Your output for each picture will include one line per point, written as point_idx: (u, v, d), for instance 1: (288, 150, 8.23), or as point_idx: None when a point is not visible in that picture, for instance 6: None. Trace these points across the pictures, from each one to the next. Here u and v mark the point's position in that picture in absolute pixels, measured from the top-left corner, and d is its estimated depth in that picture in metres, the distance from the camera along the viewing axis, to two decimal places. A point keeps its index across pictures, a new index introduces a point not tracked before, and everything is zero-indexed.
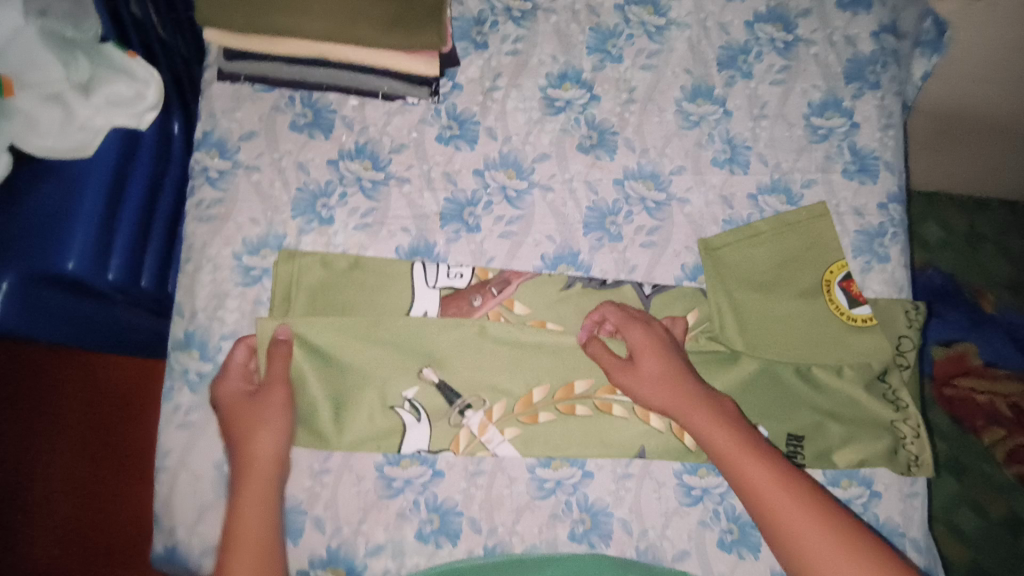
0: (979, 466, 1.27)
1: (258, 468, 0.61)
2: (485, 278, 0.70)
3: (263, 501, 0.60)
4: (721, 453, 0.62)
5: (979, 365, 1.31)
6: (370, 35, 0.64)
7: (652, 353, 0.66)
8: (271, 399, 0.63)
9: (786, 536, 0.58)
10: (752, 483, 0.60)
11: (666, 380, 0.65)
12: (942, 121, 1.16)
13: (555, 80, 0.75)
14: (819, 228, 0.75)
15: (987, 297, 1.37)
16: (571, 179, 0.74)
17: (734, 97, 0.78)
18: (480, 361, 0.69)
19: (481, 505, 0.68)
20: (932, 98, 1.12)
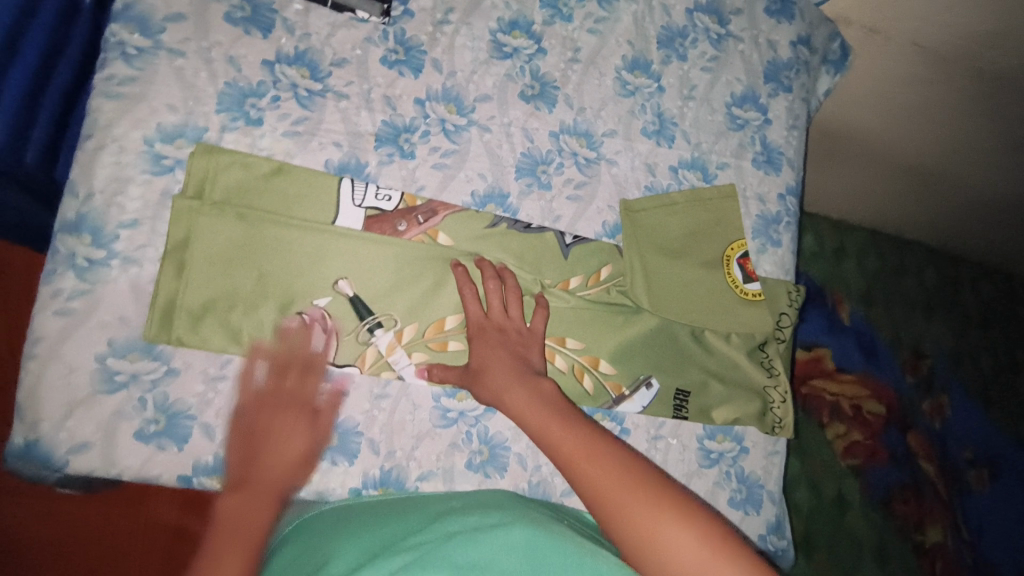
0: (820, 451, 1.46)
1: (270, 471, 0.60)
2: (412, 205, 0.70)
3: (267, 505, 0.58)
4: (535, 429, 0.60)
5: (831, 367, 1.51)
6: None
7: (483, 344, 0.66)
8: (298, 416, 0.63)
9: (619, 511, 0.50)
10: (571, 456, 0.56)
11: (494, 364, 0.65)
12: (832, 138, 1.31)
13: (505, 26, 0.77)
14: (726, 207, 0.82)
15: (843, 307, 1.57)
16: (509, 124, 0.75)
17: (667, 76, 0.83)
18: (397, 284, 0.69)
19: (382, 428, 0.69)
20: (825, 116, 1.25)
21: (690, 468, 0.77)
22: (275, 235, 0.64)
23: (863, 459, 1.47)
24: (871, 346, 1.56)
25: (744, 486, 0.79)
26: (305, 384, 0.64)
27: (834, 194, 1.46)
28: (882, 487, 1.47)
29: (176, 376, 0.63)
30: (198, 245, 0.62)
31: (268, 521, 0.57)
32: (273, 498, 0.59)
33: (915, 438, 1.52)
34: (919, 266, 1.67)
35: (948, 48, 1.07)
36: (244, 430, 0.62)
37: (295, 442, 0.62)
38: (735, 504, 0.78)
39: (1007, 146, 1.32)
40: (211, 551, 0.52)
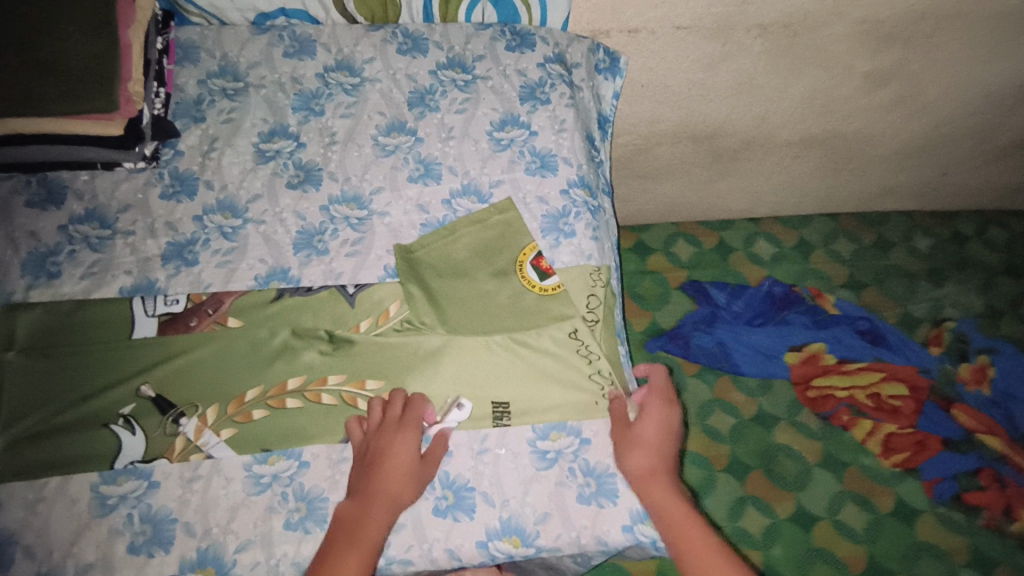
0: (856, 459, 1.30)
1: (386, 495, 0.67)
2: (199, 301, 0.79)
3: (380, 527, 0.65)
4: (660, 508, 0.67)
5: (834, 362, 1.35)
6: (40, 104, 0.78)
7: (654, 414, 0.74)
8: (409, 447, 0.70)
9: None
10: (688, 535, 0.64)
11: (653, 444, 0.71)
12: (710, 141, 1.34)
13: (265, 137, 0.89)
14: (508, 219, 0.86)
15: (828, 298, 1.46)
16: (281, 211, 0.85)
17: (424, 127, 0.92)
18: (195, 373, 0.76)
19: (196, 509, 0.70)
20: (686, 122, 1.28)
21: (526, 475, 0.73)
22: (86, 359, 0.75)
23: (909, 454, 1.28)
24: (873, 330, 1.40)
25: (593, 478, 0.73)
26: (409, 413, 0.73)
27: (753, 185, 1.48)
28: (947, 479, 1.25)
29: (1, 508, 0.68)
30: (14, 385, 0.73)
31: (383, 531, 0.65)
32: (390, 514, 0.66)
33: (962, 412, 1.30)
34: (903, 237, 1.58)
35: (712, 21, 1.06)
36: (374, 458, 0.69)
37: (406, 462, 0.69)
38: (584, 499, 0.72)
39: (865, 82, 1.24)
40: (340, 560, 0.62)
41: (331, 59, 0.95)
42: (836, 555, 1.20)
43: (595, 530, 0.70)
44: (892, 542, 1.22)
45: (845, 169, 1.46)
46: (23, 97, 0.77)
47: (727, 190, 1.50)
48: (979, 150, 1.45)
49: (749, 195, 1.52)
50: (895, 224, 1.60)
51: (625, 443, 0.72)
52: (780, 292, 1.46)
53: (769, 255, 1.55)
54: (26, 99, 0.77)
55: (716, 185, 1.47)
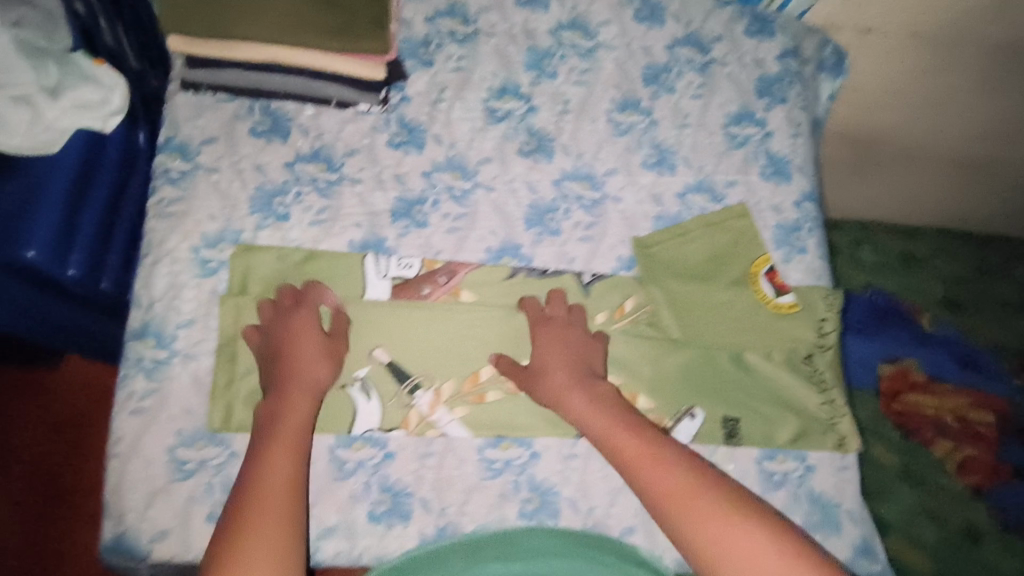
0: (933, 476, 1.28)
1: (294, 380, 0.63)
2: (432, 268, 0.75)
3: (299, 409, 0.62)
4: (595, 436, 0.64)
5: (923, 378, 1.36)
6: (311, 36, 0.72)
7: (545, 339, 0.71)
8: (302, 327, 0.67)
9: (675, 516, 0.56)
10: (627, 457, 0.61)
11: (557, 364, 0.69)
12: (866, 147, 1.27)
13: (496, 93, 0.82)
14: (742, 226, 0.83)
15: (923, 315, 1.45)
16: (513, 180, 0.80)
17: (658, 109, 0.86)
18: (431, 345, 0.72)
19: (432, 485, 0.70)
20: (857, 122, 1.21)
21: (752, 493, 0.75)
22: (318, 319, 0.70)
23: (982, 476, 1.29)
24: (969, 357, 1.40)
25: (817, 507, 0.76)
26: (302, 297, 0.69)
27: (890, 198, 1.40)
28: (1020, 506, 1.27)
29: (238, 459, 0.67)
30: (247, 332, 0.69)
31: (306, 416, 0.62)
32: (309, 395, 0.63)
33: None
34: (1005, 265, 1.54)
35: (949, 29, 1.04)
36: (267, 346, 0.66)
37: (315, 347, 0.66)
38: (811, 527, 0.75)
39: None
40: (265, 453, 0.58)
41: (565, 15, 0.87)
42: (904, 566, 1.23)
43: None
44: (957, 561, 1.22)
45: None
46: (298, 22, 0.72)
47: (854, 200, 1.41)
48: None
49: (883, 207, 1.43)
50: (998, 247, 1.57)
51: (536, 376, 0.70)
52: (882, 302, 1.44)
53: (872, 262, 1.50)
54: (299, 24, 0.72)
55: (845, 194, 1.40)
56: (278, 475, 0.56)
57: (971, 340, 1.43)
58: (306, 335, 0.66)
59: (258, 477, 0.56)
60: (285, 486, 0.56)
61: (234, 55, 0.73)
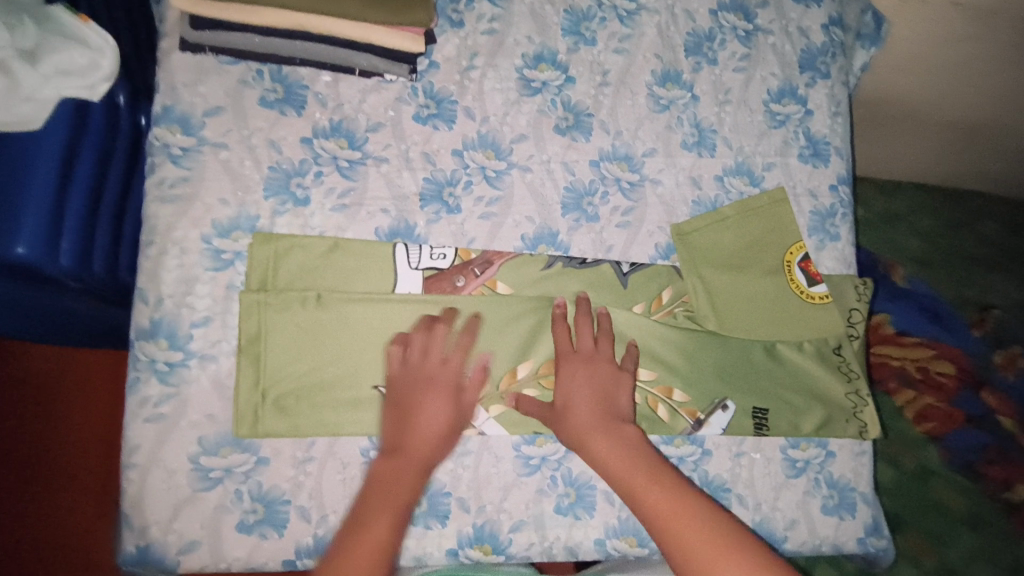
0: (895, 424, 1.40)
1: (414, 450, 0.61)
2: (467, 259, 0.69)
3: (411, 481, 0.60)
4: (620, 481, 0.62)
5: (892, 332, 1.44)
6: (345, 5, 0.64)
7: (570, 374, 0.66)
8: (438, 392, 0.63)
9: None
10: (659, 510, 0.59)
11: (583, 403, 0.65)
12: (880, 110, 1.25)
13: (531, 61, 0.76)
14: (781, 213, 0.79)
15: (896, 271, 1.51)
16: (549, 160, 0.74)
17: (699, 83, 0.81)
18: (463, 338, 0.66)
19: (469, 485, 0.68)
20: (874, 87, 1.19)
21: (777, 481, 0.75)
22: (341, 314, 0.63)
23: (939, 423, 1.39)
24: (935, 309, 1.49)
25: (835, 491, 0.76)
26: (431, 348, 0.64)
27: (880, 158, 1.39)
28: (967, 450, 1.38)
29: (267, 465, 0.63)
30: (271, 333, 0.62)
31: (414, 492, 0.60)
32: (421, 470, 0.61)
33: (991, 395, 1.41)
34: (972, 218, 1.57)
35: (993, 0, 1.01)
36: (394, 392, 0.63)
37: (440, 417, 0.62)
38: (828, 511, 0.76)
39: None
40: (363, 519, 0.57)
41: None
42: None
43: (834, 540, 0.75)
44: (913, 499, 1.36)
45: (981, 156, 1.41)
46: None
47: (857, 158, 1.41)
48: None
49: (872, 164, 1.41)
50: (969, 203, 1.58)
51: (554, 415, 0.65)
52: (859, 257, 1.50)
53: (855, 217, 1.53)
54: None
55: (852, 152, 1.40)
56: (369, 549, 0.55)
57: (936, 295, 1.50)
58: (438, 399, 0.63)
59: (349, 549, 0.55)
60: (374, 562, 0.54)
61: (252, 19, 0.63)
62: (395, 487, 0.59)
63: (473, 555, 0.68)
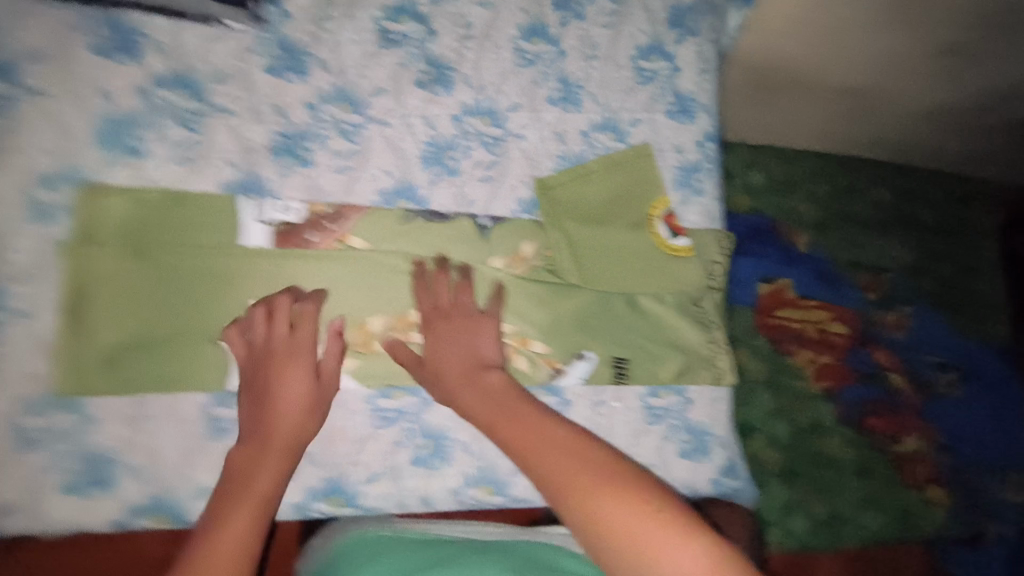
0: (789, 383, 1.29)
1: (278, 434, 0.61)
2: (319, 213, 0.69)
3: (278, 462, 0.60)
4: (486, 423, 0.62)
5: (792, 296, 1.36)
6: None
7: (427, 336, 0.67)
8: (299, 367, 0.63)
9: (558, 491, 0.53)
10: (517, 439, 0.59)
11: (433, 362, 0.66)
12: (765, 73, 1.31)
13: (391, 13, 0.74)
14: (644, 168, 0.81)
15: (797, 235, 1.43)
16: (409, 114, 0.74)
17: (567, 38, 0.81)
18: (317, 291, 0.68)
19: (320, 440, 0.68)
20: (754, 50, 1.26)
21: (636, 429, 0.78)
22: (181, 266, 0.64)
23: (834, 381, 1.31)
24: (825, 271, 1.40)
25: (692, 435, 0.80)
26: (298, 329, 0.64)
27: (776, 123, 1.42)
28: (855, 403, 1.31)
29: (97, 425, 0.62)
30: (103, 286, 0.62)
31: (276, 479, 0.60)
32: (285, 453, 0.61)
33: (889, 351, 1.46)
34: (868, 184, 1.51)
35: None
36: (250, 378, 0.63)
37: (296, 398, 0.62)
38: (684, 454, 0.79)
39: (930, 53, 1.28)
40: (227, 509, 0.57)
41: None
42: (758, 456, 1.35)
43: (690, 483, 0.79)
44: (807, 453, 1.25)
45: (870, 126, 1.45)
46: None
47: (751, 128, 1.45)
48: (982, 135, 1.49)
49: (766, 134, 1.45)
50: (866, 168, 1.51)
51: (420, 374, 0.67)
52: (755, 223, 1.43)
53: (759, 183, 1.44)
54: None
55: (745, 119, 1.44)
56: (232, 536, 0.54)
57: (828, 257, 1.42)
58: (301, 377, 0.63)
59: (213, 533, 0.55)
60: (234, 550, 0.53)
61: None
62: (261, 471, 0.60)
63: (325, 508, 0.68)
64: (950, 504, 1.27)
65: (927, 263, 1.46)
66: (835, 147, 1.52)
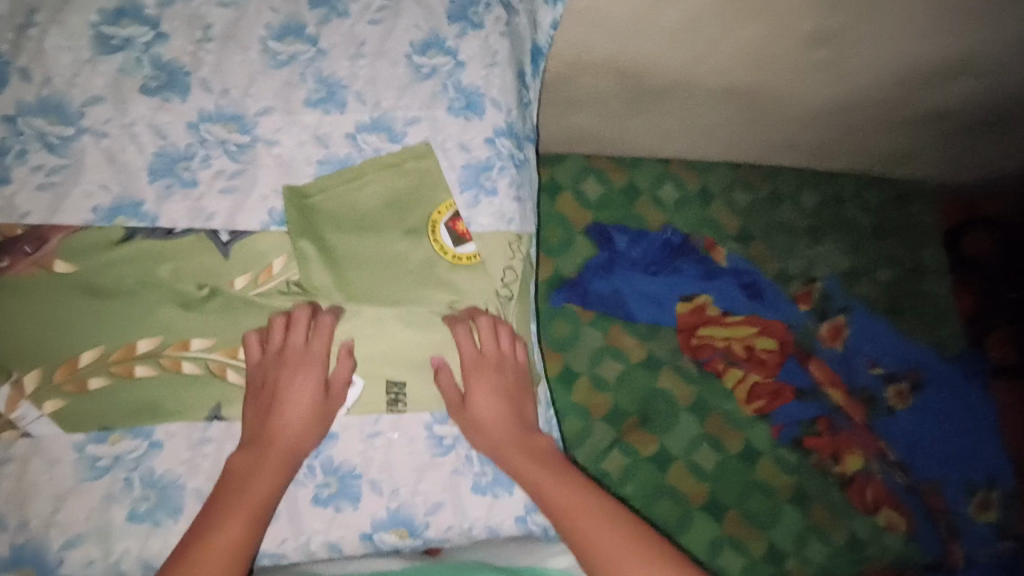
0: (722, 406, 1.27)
1: (279, 441, 0.62)
2: (14, 235, 0.62)
3: (275, 471, 0.61)
4: (503, 456, 0.68)
5: (717, 313, 1.32)
6: None
7: (304, 387, 0.64)
8: (310, 372, 0.64)
9: (590, 547, 0.60)
10: (542, 486, 0.66)
11: (295, 426, 0.63)
12: (635, 79, 1.18)
13: (110, 17, 0.68)
14: (422, 170, 0.74)
15: (717, 251, 1.40)
16: (133, 124, 0.67)
17: (327, 36, 0.74)
18: (14, 326, 0.61)
19: (8, 498, 0.59)
20: (614, 54, 1.12)
21: (420, 462, 0.69)
22: None
23: (767, 400, 1.27)
24: (752, 284, 1.37)
25: (490, 467, 0.71)
26: (308, 340, 0.66)
27: (674, 127, 1.33)
28: (790, 424, 1.27)
29: None
30: None
31: (273, 486, 0.60)
32: (283, 460, 0.62)
33: (818, 368, 1.31)
34: (794, 190, 1.47)
35: None
36: (260, 385, 0.64)
37: (304, 407, 0.64)
38: (479, 489, 0.70)
39: (804, 42, 1.11)
40: (219, 515, 0.57)
41: None
42: (681, 491, 1.21)
43: (487, 522, 0.70)
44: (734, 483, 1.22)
45: (773, 123, 1.32)
46: None
47: (648, 133, 1.35)
48: (910, 122, 1.34)
49: (667, 137, 1.36)
50: (789, 176, 1.48)
51: (316, 420, 0.64)
52: (675, 241, 1.38)
53: (671, 199, 1.43)
54: None
55: (637, 127, 1.33)
56: (223, 543, 0.55)
57: (756, 270, 1.39)
58: (308, 380, 0.64)
59: (202, 541, 0.55)
60: (227, 556, 0.55)
61: None
62: (255, 479, 0.60)
63: None
64: (912, 533, 1.24)
65: (871, 266, 1.45)
66: (746, 147, 1.41)
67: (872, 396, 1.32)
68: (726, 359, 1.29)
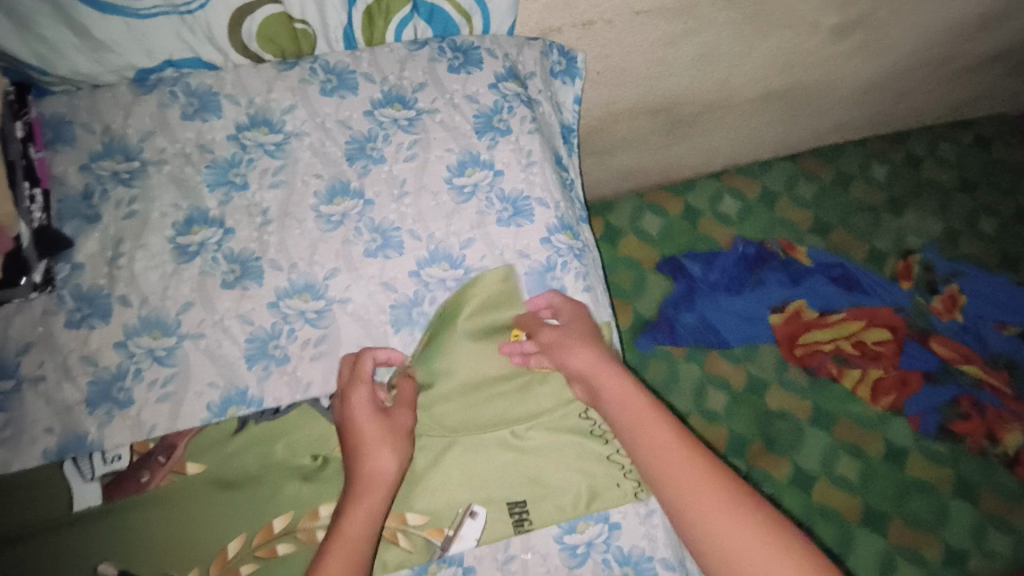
0: (846, 408, 1.15)
1: (362, 463, 0.64)
2: (146, 450, 0.67)
3: (366, 495, 0.62)
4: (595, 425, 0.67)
5: (815, 316, 1.18)
6: None
7: (365, 406, 0.67)
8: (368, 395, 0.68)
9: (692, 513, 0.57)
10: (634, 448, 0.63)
11: (369, 441, 0.65)
12: (670, 111, 1.20)
13: (182, 227, 0.74)
14: (491, 285, 0.76)
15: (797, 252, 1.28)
16: (222, 319, 0.72)
17: (371, 186, 0.78)
18: (165, 532, 0.65)
19: None
20: (646, 96, 1.14)
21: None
22: (11, 559, 0.62)
23: (896, 395, 1.14)
24: (843, 275, 1.24)
25: (629, 567, 0.69)
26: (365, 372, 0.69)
27: (716, 142, 1.32)
28: (932, 413, 1.12)
29: None
30: None
31: (368, 511, 0.61)
32: (369, 480, 0.63)
33: (942, 346, 1.16)
34: (858, 166, 1.39)
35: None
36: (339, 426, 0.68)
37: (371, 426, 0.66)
38: None
39: (830, 35, 1.14)
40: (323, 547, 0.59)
41: (243, 114, 0.79)
42: None
43: None
44: (889, 488, 1.09)
45: (813, 110, 1.32)
46: None
47: (693, 154, 1.34)
48: (945, 71, 1.34)
49: (713, 153, 1.35)
50: (851, 155, 1.40)
51: (382, 436, 0.65)
52: (751, 251, 1.27)
53: (734, 212, 1.33)
54: None
55: (681, 154, 1.33)
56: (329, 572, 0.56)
57: (842, 260, 1.27)
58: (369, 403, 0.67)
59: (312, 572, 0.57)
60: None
61: None
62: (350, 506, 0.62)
63: None
64: None
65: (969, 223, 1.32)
66: (793, 133, 1.37)
67: (1013, 363, 1.16)
68: (840, 362, 1.16)
